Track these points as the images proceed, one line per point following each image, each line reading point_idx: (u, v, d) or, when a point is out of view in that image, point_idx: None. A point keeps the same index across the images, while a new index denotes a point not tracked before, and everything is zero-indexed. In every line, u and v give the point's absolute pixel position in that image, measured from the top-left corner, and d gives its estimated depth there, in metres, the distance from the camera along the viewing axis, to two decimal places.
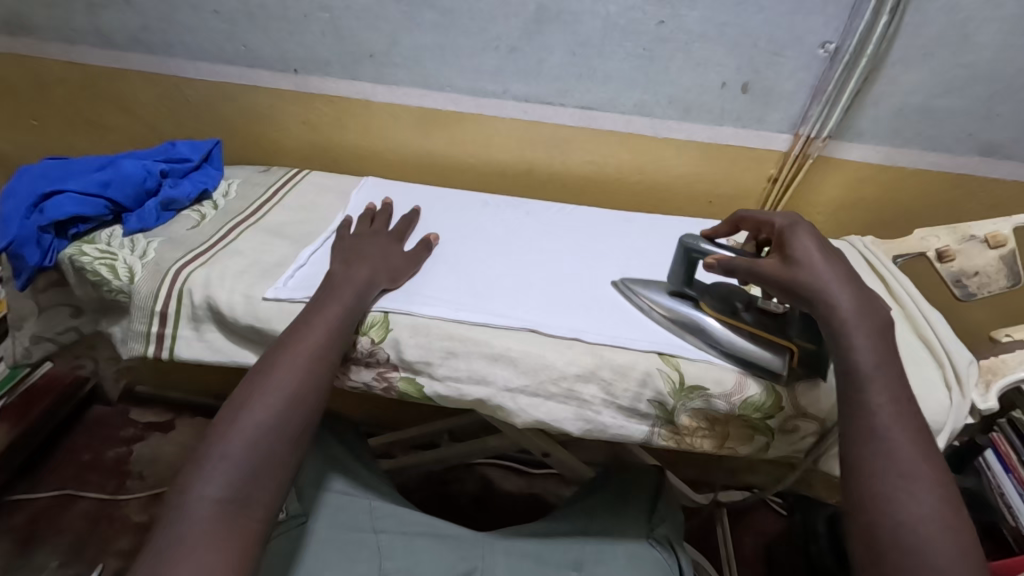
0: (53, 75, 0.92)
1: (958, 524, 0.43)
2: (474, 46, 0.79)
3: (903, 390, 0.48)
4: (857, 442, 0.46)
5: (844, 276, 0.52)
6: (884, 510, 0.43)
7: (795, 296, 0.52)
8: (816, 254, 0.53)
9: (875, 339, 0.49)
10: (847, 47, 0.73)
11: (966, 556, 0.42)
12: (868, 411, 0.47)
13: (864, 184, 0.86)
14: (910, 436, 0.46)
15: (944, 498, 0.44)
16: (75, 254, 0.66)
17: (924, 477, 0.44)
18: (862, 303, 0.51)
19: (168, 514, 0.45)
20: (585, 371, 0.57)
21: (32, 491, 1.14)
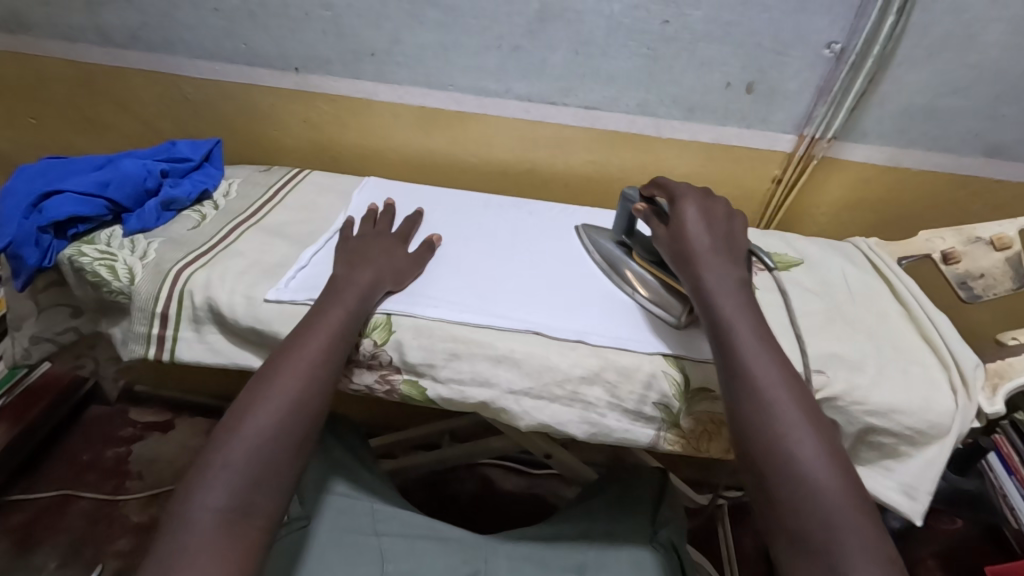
0: (52, 73, 0.92)
1: (828, 441, 0.46)
2: (477, 45, 0.79)
3: (761, 327, 0.52)
4: (731, 384, 0.49)
5: (715, 243, 0.57)
6: (767, 446, 0.46)
7: (675, 263, 0.58)
8: (696, 225, 0.58)
9: (740, 292, 0.54)
10: (853, 47, 0.72)
11: (841, 468, 0.45)
12: (737, 359, 0.50)
13: (868, 184, 0.85)
14: (773, 370, 0.49)
15: (814, 418, 0.47)
16: (75, 256, 0.66)
17: (794, 404, 0.48)
18: (727, 265, 0.56)
19: (170, 524, 0.44)
20: (590, 373, 0.57)
21: (31, 492, 1.14)
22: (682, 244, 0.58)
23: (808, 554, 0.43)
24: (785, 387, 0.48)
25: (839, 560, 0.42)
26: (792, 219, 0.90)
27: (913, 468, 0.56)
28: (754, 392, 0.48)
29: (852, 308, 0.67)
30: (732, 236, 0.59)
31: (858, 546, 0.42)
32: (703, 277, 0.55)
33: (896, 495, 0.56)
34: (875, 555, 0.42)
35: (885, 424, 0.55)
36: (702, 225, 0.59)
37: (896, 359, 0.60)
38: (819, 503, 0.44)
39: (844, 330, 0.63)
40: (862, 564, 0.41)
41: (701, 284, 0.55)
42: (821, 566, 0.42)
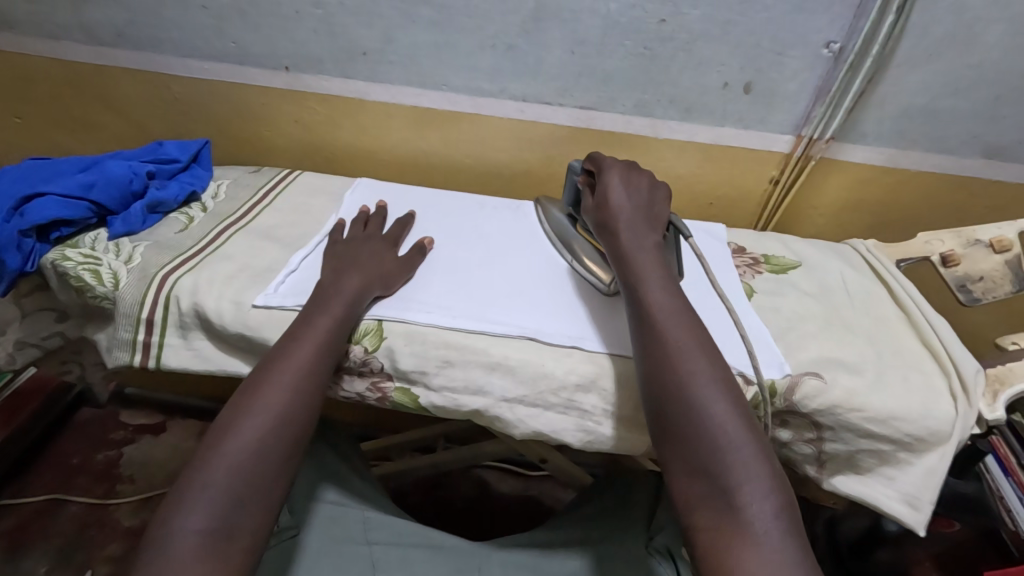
0: (37, 71, 0.90)
1: (723, 373, 0.49)
2: (470, 44, 0.77)
3: (668, 277, 0.55)
4: (637, 329, 0.52)
5: (634, 208, 0.61)
6: (664, 380, 0.48)
7: (598, 230, 0.62)
8: (618, 193, 0.62)
9: (653, 249, 0.58)
10: (852, 47, 0.71)
11: (733, 396, 0.47)
12: (642, 304, 0.53)
13: (866, 185, 0.84)
14: (673, 313, 0.52)
15: (710, 353, 0.50)
16: (58, 259, 0.63)
17: (692, 342, 0.50)
18: (642, 227, 0.60)
19: (152, 548, 0.43)
20: (585, 381, 0.56)
21: (18, 497, 1.12)
22: (604, 212, 0.61)
23: (699, 477, 0.44)
24: (684, 327, 0.51)
25: (726, 479, 0.43)
26: (790, 220, 0.89)
27: (913, 476, 0.55)
28: (656, 332, 0.51)
29: (851, 312, 0.66)
30: (652, 204, 0.63)
31: (745, 464, 0.44)
32: (621, 238, 0.59)
33: (899, 504, 0.55)
34: (762, 473, 0.43)
35: (885, 431, 0.54)
36: (624, 193, 0.62)
37: (895, 365, 0.59)
38: (709, 427, 0.45)
39: (843, 335, 0.62)
40: (748, 480, 0.43)
41: (618, 244, 0.58)
42: (710, 486, 0.44)
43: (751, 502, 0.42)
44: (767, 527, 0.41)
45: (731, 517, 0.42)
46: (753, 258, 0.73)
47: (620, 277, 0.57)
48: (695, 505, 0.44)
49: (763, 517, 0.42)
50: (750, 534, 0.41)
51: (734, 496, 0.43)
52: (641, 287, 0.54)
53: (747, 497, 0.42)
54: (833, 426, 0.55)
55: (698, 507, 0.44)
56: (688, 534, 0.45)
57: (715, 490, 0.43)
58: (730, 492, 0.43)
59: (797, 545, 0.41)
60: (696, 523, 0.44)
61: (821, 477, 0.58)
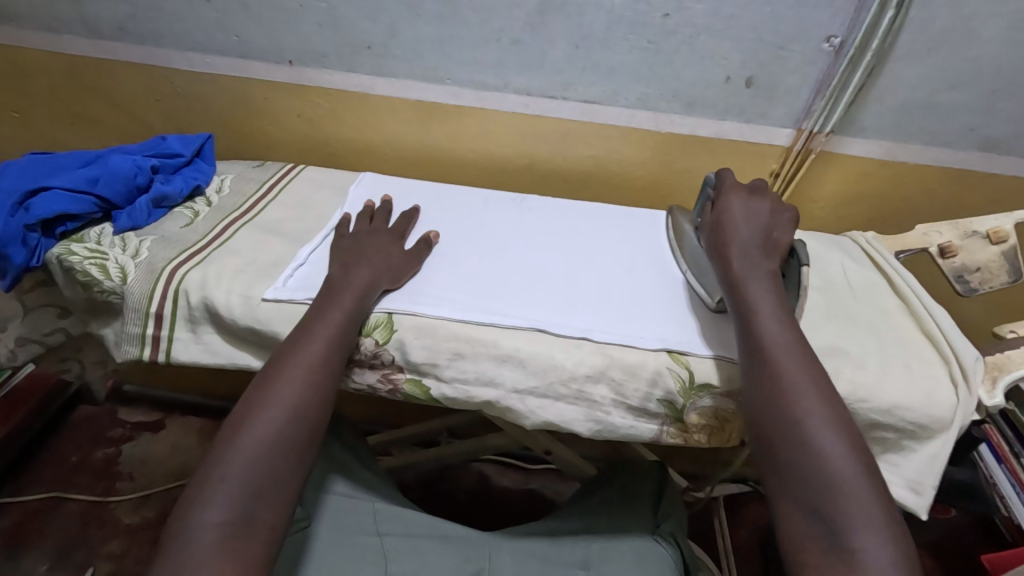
0: (36, 65, 0.89)
1: (840, 412, 0.48)
2: (475, 38, 0.77)
3: (781, 308, 0.55)
4: (747, 358, 0.52)
5: (746, 233, 0.61)
6: (776, 415, 0.48)
7: (711, 251, 0.62)
8: (736, 218, 0.63)
9: (765, 278, 0.57)
10: (853, 41, 0.72)
11: (849, 436, 0.47)
12: (756, 332, 0.53)
13: (865, 179, 0.86)
14: (790, 346, 0.52)
15: (826, 390, 0.49)
16: (63, 254, 0.63)
17: (807, 377, 0.50)
18: (757, 254, 0.59)
19: (171, 543, 0.43)
20: (594, 371, 0.57)
21: (18, 495, 1.11)
22: (719, 236, 0.62)
23: (810, 516, 0.44)
24: (799, 360, 0.51)
25: (839, 519, 0.43)
26: None
27: (915, 462, 0.56)
28: (769, 365, 0.51)
29: (853, 303, 0.67)
30: (770, 228, 0.62)
31: (861, 506, 0.43)
32: (733, 264, 0.59)
33: (904, 491, 0.56)
34: (877, 515, 0.43)
35: (888, 418, 0.56)
36: (740, 219, 0.62)
37: (898, 354, 0.60)
38: (822, 467, 0.45)
39: (846, 326, 0.63)
40: (863, 522, 0.43)
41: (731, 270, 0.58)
42: (822, 525, 0.43)
43: (866, 546, 0.42)
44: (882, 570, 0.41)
45: (842, 558, 0.42)
46: None
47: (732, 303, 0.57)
48: (804, 542, 0.44)
49: (878, 559, 0.41)
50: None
51: (845, 537, 0.42)
52: (752, 317, 0.54)
53: (861, 539, 0.42)
54: None
55: (808, 545, 0.44)
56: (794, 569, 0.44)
57: (827, 529, 0.43)
58: (842, 532, 0.43)
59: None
60: (805, 560, 0.44)
61: None
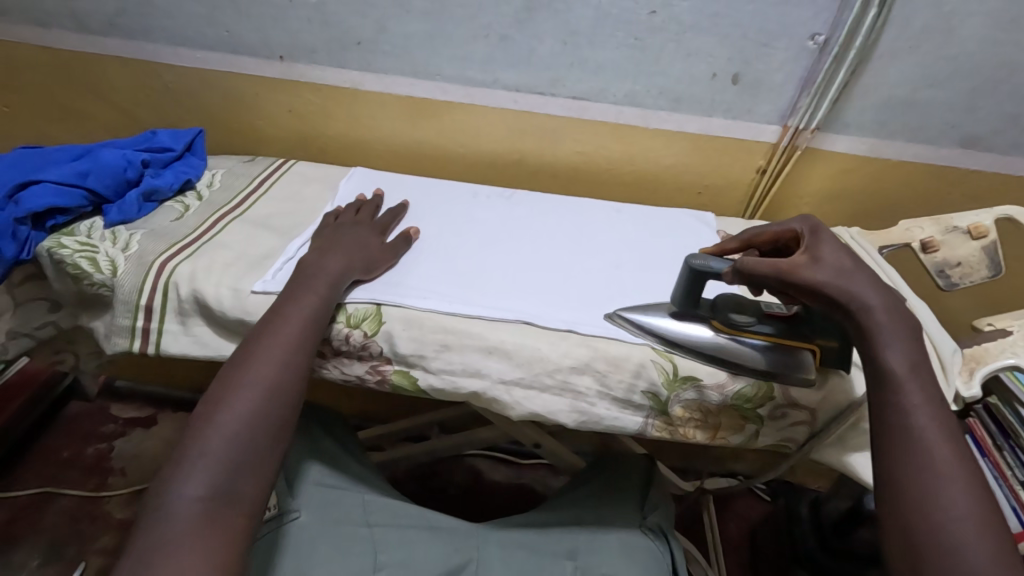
0: (25, 60, 0.89)
1: (1004, 545, 0.42)
2: (464, 35, 0.78)
3: (940, 405, 0.47)
4: (900, 464, 0.45)
5: (872, 279, 0.50)
6: (928, 524, 0.43)
7: (834, 305, 0.50)
8: (842, 257, 0.51)
9: (911, 340, 0.49)
10: (836, 39, 0.73)
11: (1003, 552, 0.42)
12: (903, 410, 0.47)
13: (850, 175, 0.87)
14: (955, 459, 0.45)
15: (993, 517, 0.43)
16: (53, 247, 0.63)
17: (965, 485, 0.44)
18: (894, 307, 0.49)
19: (150, 517, 0.43)
20: (578, 363, 0.57)
21: (8, 490, 1.11)
22: (845, 281, 0.50)
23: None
24: (953, 453, 0.45)
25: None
26: (776, 208, 0.91)
27: None
28: (928, 480, 0.44)
29: None
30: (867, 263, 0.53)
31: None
32: (877, 318, 0.49)
33: None
34: None
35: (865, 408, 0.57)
36: (853, 259, 0.51)
37: None
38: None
39: None
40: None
41: (874, 332, 0.49)
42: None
43: None
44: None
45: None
46: None
47: (874, 391, 0.49)
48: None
49: None
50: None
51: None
52: (909, 412, 0.47)
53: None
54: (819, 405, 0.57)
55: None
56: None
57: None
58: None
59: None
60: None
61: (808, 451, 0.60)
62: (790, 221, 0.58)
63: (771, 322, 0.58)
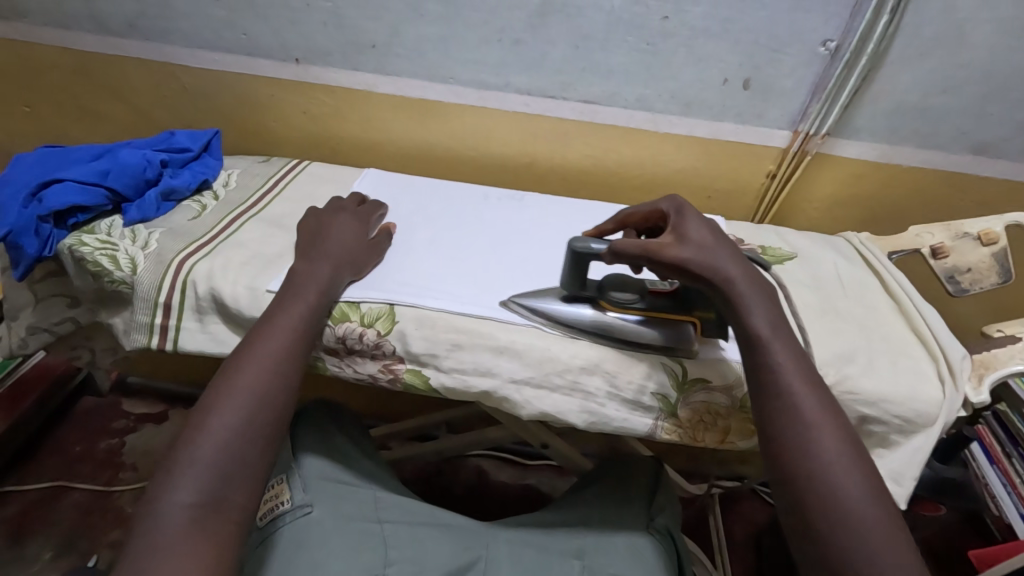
0: (47, 61, 0.91)
1: (871, 475, 0.47)
2: (477, 38, 0.79)
3: (802, 359, 0.51)
4: (774, 419, 0.49)
5: (732, 254, 0.55)
6: (808, 474, 0.47)
7: (701, 280, 0.53)
8: (704, 233, 0.55)
9: (770, 304, 0.53)
10: (848, 45, 0.73)
11: (873, 486, 0.46)
12: (773, 370, 0.50)
13: (858, 180, 0.87)
14: (820, 406, 0.49)
15: (858, 452, 0.47)
16: (75, 245, 0.65)
17: (835, 432, 0.48)
18: (751, 279, 0.54)
19: (141, 523, 0.45)
20: (588, 364, 0.58)
21: (22, 483, 1.13)
22: (708, 256, 0.53)
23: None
24: (820, 404, 0.49)
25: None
26: (785, 213, 0.91)
27: (900, 455, 0.58)
28: (800, 430, 0.48)
29: (844, 302, 0.68)
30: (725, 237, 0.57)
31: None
32: (740, 289, 0.53)
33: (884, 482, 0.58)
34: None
35: (872, 412, 0.57)
36: (713, 236, 0.55)
37: (885, 350, 0.62)
38: (857, 539, 0.44)
39: (836, 322, 0.65)
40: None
41: (741, 302, 0.52)
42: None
43: None
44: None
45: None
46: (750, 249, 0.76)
47: (747, 354, 0.52)
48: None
49: None
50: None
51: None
52: (776, 369, 0.50)
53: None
54: None
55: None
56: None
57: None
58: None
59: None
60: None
61: None
62: (660, 200, 0.61)
63: (654, 299, 0.60)
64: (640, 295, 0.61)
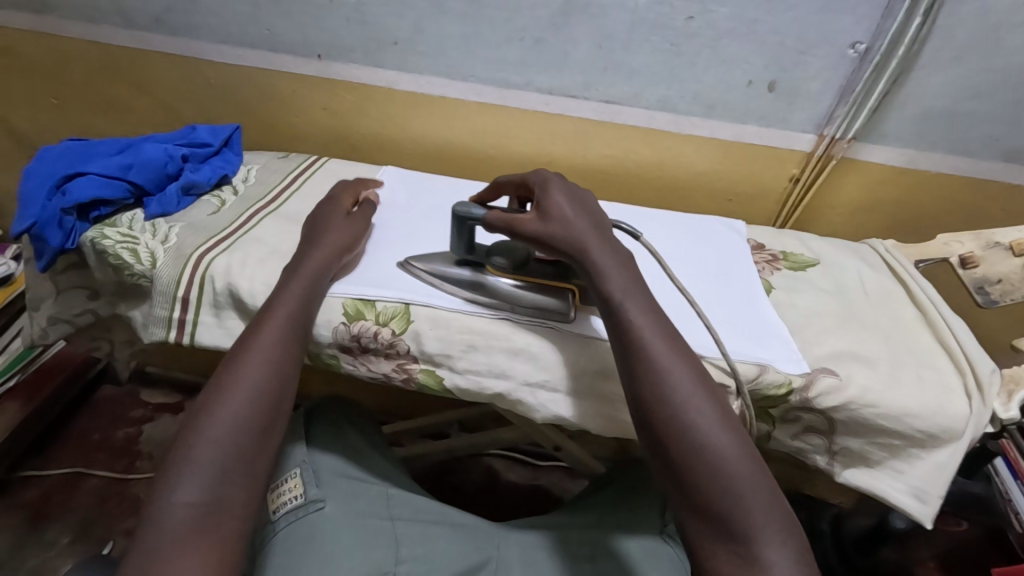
0: (75, 55, 0.92)
1: (724, 409, 0.49)
2: (499, 36, 0.78)
3: (653, 309, 0.53)
4: (633, 368, 0.50)
5: (590, 224, 0.57)
6: (668, 418, 0.48)
7: (560, 253, 0.57)
8: (563, 207, 0.58)
9: (625, 264, 0.55)
10: (878, 48, 0.72)
11: (732, 424, 0.48)
12: (627, 323, 0.52)
13: (885, 186, 0.85)
14: (673, 354, 0.50)
15: (710, 389, 0.49)
16: (97, 238, 0.65)
17: (690, 376, 0.49)
18: (607, 246, 0.56)
19: (143, 524, 0.45)
20: (603, 368, 0.57)
21: (42, 468, 1.15)
22: (563, 230, 0.56)
23: (714, 524, 0.44)
24: (675, 352, 0.51)
25: (743, 524, 0.44)
26: (808, 219, 0.89)
27: (922, 471, 0.56)
28: (655, 376, 0.49)
29: (867, 311, 0.67)
30: (592, 208, 0.60)
31: (759, 506, 0.44)
32: (594, 254, 0.55)
33: (907, 497, 0.56)
34: (769, 505, 0.44)
35: (895, 426, 0.55)
36: (572, 207, 0.58)
37: (910, 362, 0.60)
38: (719, 470, 0.45)
39: (859, 332, 0.63)
40: (765, 524, 0.44)
41: (595, 266, 0.54)
42: (727, 532, 0.44)
43: (768, 537, 0.43)
44: (784, 570, 0.42)
45: (748, 565, 0.43)
46: (772, 255, 0.75)
47: (606, 309, 0.53)
48: (712, 550, 0.44)
49: (777, 547, 0.43)
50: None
51: (752, 544, 0.43)
52: (631, 323, 0.52)
53: (765, 540, 0.43)
54: (845, 420, 0.57)
55: (716, 554, 0.44)
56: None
57: (734, 535, 0.44)
58: (746, 538, 0.43)
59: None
60: (715, 568, 0.44)
61: (833, 471, 0.59)
62: (531, 173, 0.64)
63: (538, 265, 0.63)
64: (522, 262, 0.62)
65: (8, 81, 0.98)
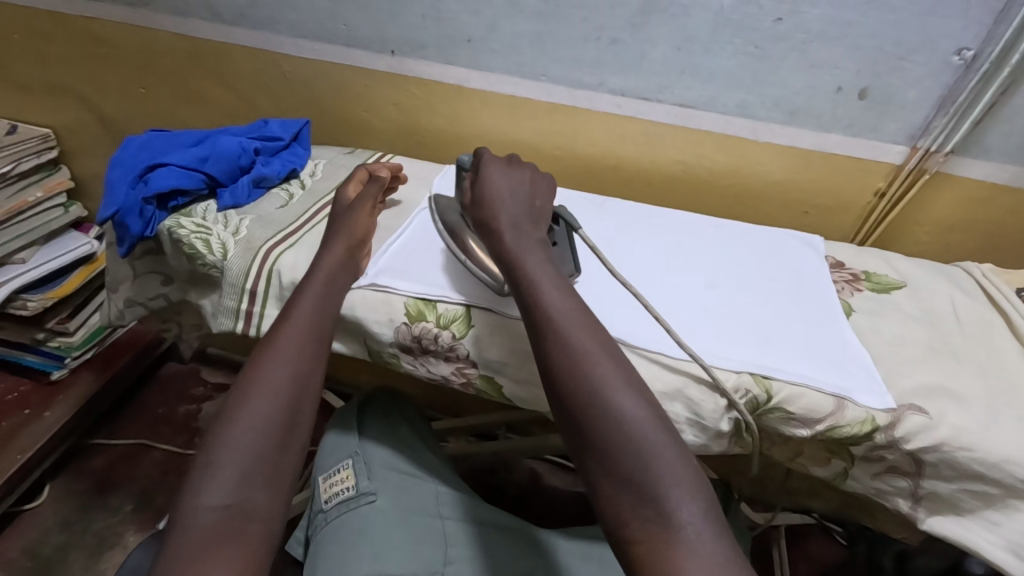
0: (163, 46, 0.96)
1: (630, 373, 0.46)
2: (575, 36, 0.77)
3: (563, 285, 0.51)
4: (540, 339, 0.48)
5: (514, 209, 0.58)
6: (579, 390, 0.45)
7: (479, 230, 0.58)
8: (497, 188, 0.59)
9: (538, 247, 0.55)
10: (988, 55, 0.66)
11: (644, 396, 0.45)
12: (535, 297, 0.50)
13: (982, 204, 0.78)
14: (583, 328, 0.48)
15: (617, 358, 0.47)
16: (173, 227, 0.68)
17: (602, 351, 0.47)
18: (525, 228, 0.56)
19: (171, 530, 0.43)
20: (670, 389, 0.54)
21: (110, 438, 1.21)
22: (482, 211, 0.58)
23: (625, 487, 0.41)
24: (587, 329, 0.48)
25: (653, 485, 0.40)
26: (891, 236, 0.83)
27: (1022, 524, 0.50)
28: (561, 345, 0.47)
29: (962, 342, 0.62)
30: (531, 195, 0.60)
31: (670, 469, 0.41)
32: (506, 236, 0.55)
33: (1006, 555, 0.51)
34: (684, 474, 0.41)
35: (993, 473, 0.51)
36: (503, 192, 0.59)
37: (1011, 404, 0.55)
38: (627, 432, 0.42)
39: (953, 366, 0.58)
40: (675, 482, 0.40)
41: (502, 248, 0.54)
42: (639, 496, 0.40)
43: (679, 505, 0.40)
44: (695, 530, 0.39)
45: (661, 528, 0.39)
46: (852, 275, 0.70)
47: (511, 281, 0.53)
48: (625, 517, 0.40)
49: (689, 515, 0.39)
50: (683, 543, 0.38)
51: (662, 505, 0.40)
52: (539, 297, 0.50)
53: (675, 500, 0.40)
54: (935, 462, 0.52)
55: (629, 520, 0.40)
56: (619, 547, 0.41)
57: (646, 497, 0.40)
58: (657, 499, 0.40)
59: (725, 542, 0.39)
60: (630, 536, 0.40)
61: (916, 515, 0.55)
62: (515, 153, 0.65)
63: None
64: None
65: (102, 69, 1.03)
